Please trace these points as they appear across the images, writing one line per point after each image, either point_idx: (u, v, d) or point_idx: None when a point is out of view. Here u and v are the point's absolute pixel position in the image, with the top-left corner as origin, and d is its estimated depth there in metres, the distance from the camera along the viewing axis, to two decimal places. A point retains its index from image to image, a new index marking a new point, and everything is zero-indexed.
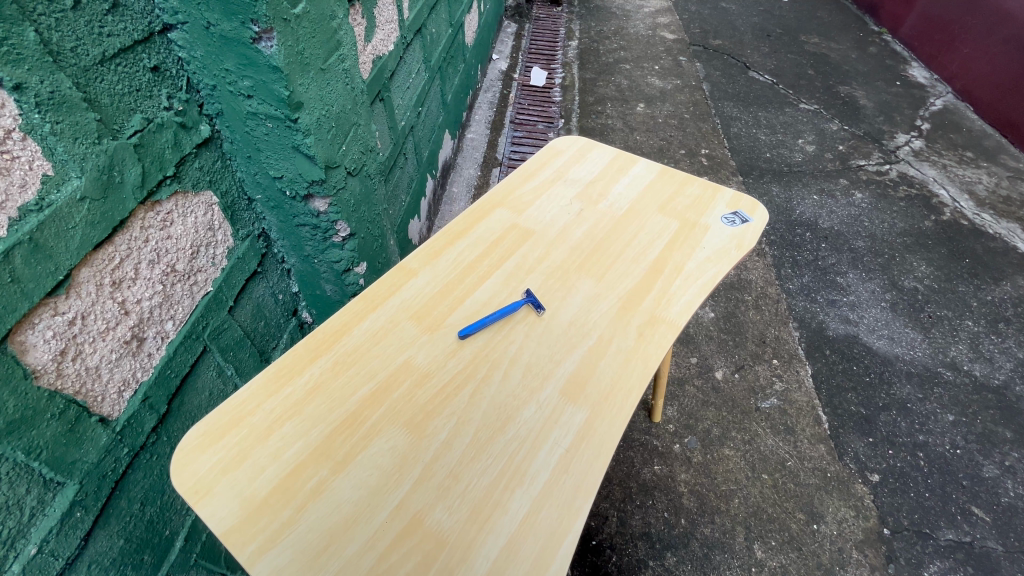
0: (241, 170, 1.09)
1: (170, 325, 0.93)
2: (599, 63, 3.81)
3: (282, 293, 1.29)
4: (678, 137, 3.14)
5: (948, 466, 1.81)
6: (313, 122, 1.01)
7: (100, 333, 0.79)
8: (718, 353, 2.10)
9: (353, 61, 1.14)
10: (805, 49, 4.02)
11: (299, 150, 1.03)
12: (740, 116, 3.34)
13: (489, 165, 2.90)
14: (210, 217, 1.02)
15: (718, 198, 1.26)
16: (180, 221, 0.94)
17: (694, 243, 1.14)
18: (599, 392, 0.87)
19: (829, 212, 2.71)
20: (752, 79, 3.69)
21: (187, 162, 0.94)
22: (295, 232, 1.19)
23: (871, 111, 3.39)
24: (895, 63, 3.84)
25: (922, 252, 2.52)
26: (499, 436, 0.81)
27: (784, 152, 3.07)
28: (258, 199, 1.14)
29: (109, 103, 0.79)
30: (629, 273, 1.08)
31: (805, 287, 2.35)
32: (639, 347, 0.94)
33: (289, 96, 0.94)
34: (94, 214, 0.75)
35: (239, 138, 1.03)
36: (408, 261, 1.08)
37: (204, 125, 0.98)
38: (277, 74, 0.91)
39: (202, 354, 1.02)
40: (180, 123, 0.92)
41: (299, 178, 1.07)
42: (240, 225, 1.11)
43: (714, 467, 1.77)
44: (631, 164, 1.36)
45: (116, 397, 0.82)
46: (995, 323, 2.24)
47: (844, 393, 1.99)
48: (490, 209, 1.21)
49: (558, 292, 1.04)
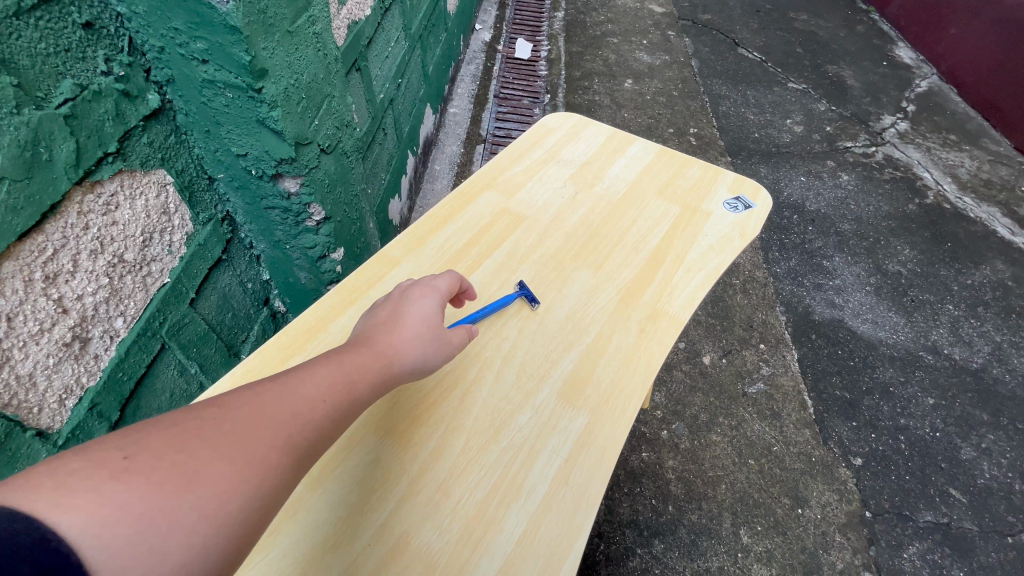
0: (199, 146, 0.96)
1: (120, 322, 0.82)
2: (586, 36, 3.66)
3: (251, 282, 1.19)
4: (667, 115, 3.06)
5: (928, 449, 1.83)
6: (280, 93, 0.90)
7: (32, 335, 0.68)
8: (706, 338, 2.07)
9: (324, 23, 1.02)
10: (794, 26, 3.94)
11: (265, 125, 0.91)
12: (729, 94, 3.27)
13: (472, 141, 2.79)
14: (164, 200, 0.90)
15: (719, 182, 1.19)
16: (127, 205, 0.81)
17: (696, 230, 1.08)
18: (599, 394, 0.81)
19: (816, 195, 2.68)
20: (741, 56, 3.61)
21: (132, 136, 0.81)
22: (263, 216, 1.08)
23: (859, 92, 3.35)
24: (882, 43, 3.79)
25: (906, 236, 2.52)
26: (493, 446, 0.74)
27: (772, 133, 3.03)
28: (220, 179, 1.02)
29: (30, 64, 0.65)
30: (627, 264, 1.01)
31: (792, 271, 2.33)
32: (641, 344, 0.88)
33: (252, 62, 0.82)
34: (15, 197, 0.63)
35: (194, 110, 0.90)
36: (391, 248, 0.99)
37: (152, 93, 0.84)
38: (236, 36, 0.78)
39: (160, 353, 0.91)
40: (122, 91, 0.78)
41: (266, 156, 0.96)
42: (200, 208, 0.99)
43: (702, 454, 1.76)
44: (628, 144, 1.28)
45: (56, 407, 0.72)
46: (975, 307, 2.27)
47: (829, 377, 1.99)
48: (478, 192, 1.12)
49: (553, 284, 0.96)
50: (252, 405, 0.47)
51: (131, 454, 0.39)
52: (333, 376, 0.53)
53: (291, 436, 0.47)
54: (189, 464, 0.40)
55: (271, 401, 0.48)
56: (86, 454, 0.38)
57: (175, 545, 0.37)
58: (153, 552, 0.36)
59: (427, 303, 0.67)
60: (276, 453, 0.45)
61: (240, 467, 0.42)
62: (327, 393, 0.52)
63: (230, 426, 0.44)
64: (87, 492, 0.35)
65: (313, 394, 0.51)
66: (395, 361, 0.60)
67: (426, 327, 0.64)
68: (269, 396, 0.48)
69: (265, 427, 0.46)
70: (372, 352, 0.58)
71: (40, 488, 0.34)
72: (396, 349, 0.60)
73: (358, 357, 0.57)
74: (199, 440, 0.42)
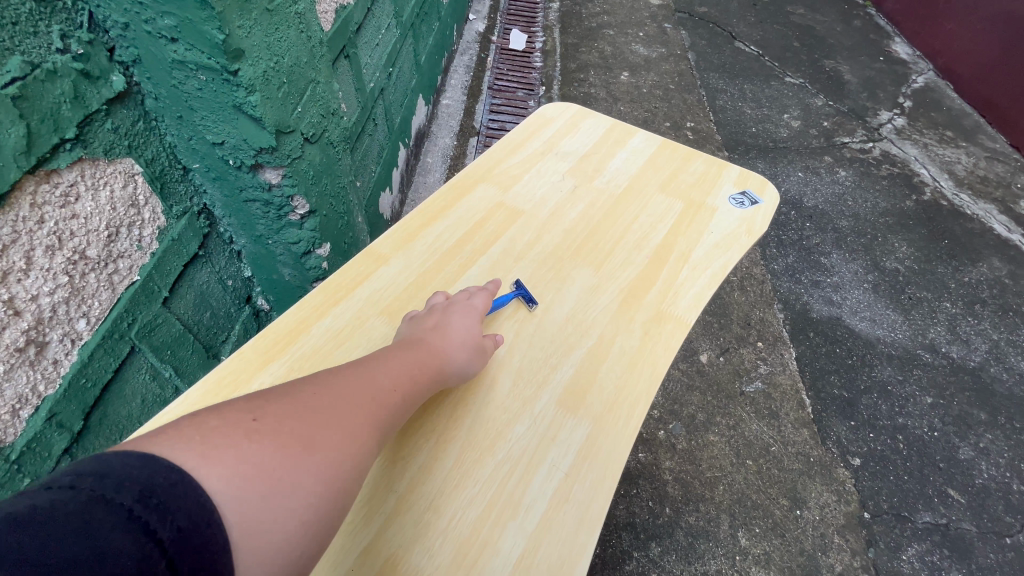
0: (171, 134, 0.90)
1: (82, 324, 0.76)
2: (582, 28, 3.59)
3: (231, 279, 1.12)
4: (663, 109, 3.00)
5: (926, 448, 1.81)
6: (259, 76, 0.83)
7: None
8: (704, 336, 2.03)
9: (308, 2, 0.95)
10: (792, 20, 3.90)
11: (242, 110, 0.84)
12: (726, 88, 3.22)
13: (465, 134, 2.72)
14: (132, 191, 0.83)
15: (724, 176, 1.14)
16: (89, 197, 0.75)
17: (701, 227, 1.03)
18: (601, 403, 0.76)
19: (814, 190, 2.65)
20: (738, 50, 3.56)
21: (93, 121, 0.75)
22: (243, 209, 1.02)
23: (856, 86, 3.32)
24: (879, 38, 3.76)
25: (903, 233, 2.50)
26: (489, 458, 0.69)
27: (769, 127, 2.98)
28: (195, 169, 0.95)
29: None
30: (630, 263, 0.95)
31: (790, 268, 2.30)
32: (646, 348, 0.83)
33: (225, 41, 0.75)
34: None
35: (165, 94, 0.84)
36: (379, 244, 0.93)
37: (116, 74, 0.78)
38: (207, 11, 0.72)
39: (129, 356, 0.85)
40: (81, 70, 0.71)
41: (244, 144, 0.89)
42: (173, 200, 0.92)
43: (699, 454, 1.72)
44: (629, 136, 1.22)
45: (9, 418, 0.65)
46: (972, 305, 2.25)
47: (827, 376, 1.95)
48: (472, 185, 1.06)
49: (552, 283, 0.91)
50: (341, 390, 0.57)
51: (258, 418, 0.50)
52: (398, 371, 0.63)
53: (373, 415, 0.57)
54: (298, 434, 0.50)
55: (354, 389, 0.58)
56: (223, 418, 0.49)
57: (295, 496, 0.47)
58: (276, 502, 0.46)
59: (468, 314, 0.75)
60: (362, 429, 0.55)
61: (338, 440, 0.52)
62: (396, 384, 0.62)
63: (324, 406, 0.54)
64: (227, 450, 0.46)
65: (386, 385, 0.61)
66: (444, 364, 0.69)
67: (470, 338, 0.73)
68: (352, 384, 0.58)
69: (352, 408, 0.56)
70: (425, 351, 0.68)
71: (195, 443, 0.46)
72: (444, 351, 0.69)
73: (416, 355, 0.66)
74: (303, 416, 0.52)
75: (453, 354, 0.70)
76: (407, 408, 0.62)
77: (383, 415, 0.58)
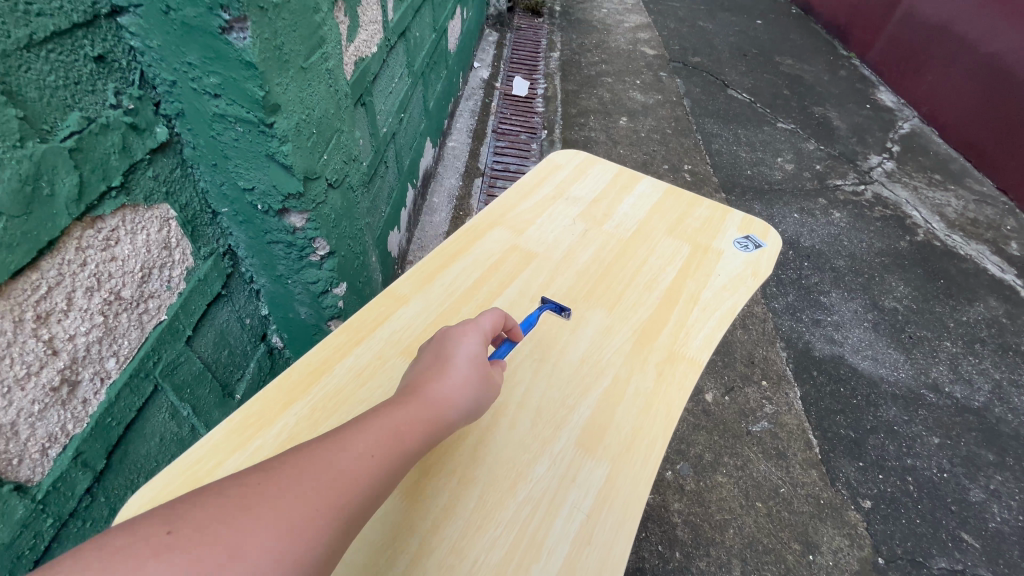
0: (204, 180, 0.94)
1: (112, 363, 0.77)
2: (581, 76, 3.77)
3: (249, 317, 1.15)
4: (661, 152, 3.12)
5: (937, 490, 1.79)
6: (292, 127, 0.87)
7: (18, 380, 0.63)
8: (708, 375, 2.04)
9: (337, 60, 1.01)
10: (781, 69, 4.10)
11: (274, 159, 0.88)
12: (721, 132, 3.36)
13: (470, 175, 2.81)
14: (165, 234, 0.86)
15: (728, 221, 1.19)
16: (127, 239, 0.78)
17: (708, 270, 1.06)
18: (619, 442, 0.77)
19: (810, 231, 2.72)
20: (731, 97, 3.73)
21: (137, 169, 0.79)
22: (266, 250, 1.05)
23: (845, 132, 3.46)
24: (865, 87, 3.95)
25: (900, 272, 2.55)
26: (510, 500, 0.70)
27: (764, 170, 3.09)
28: (224, 213, 1.00)
29: (38, 97, 0.62)
30: (640, 304, 0.98)
31: (791, 306, 2.33)
32: (660, 389, 0.85)
33: (265, 97, 0.79)
34: (11, 233, 0.59)
35: (203, 143, 0.88)
36: (399, 285, 0.96)
37: (160, 126, 0.82)
38: (251, 72, 0.76)
39: (152, 395, 0.86)
40: (130, 123, 0.76)
41: (273, 191, 0.93)
42: (202, 241, 0.96)
43: (708, 496, 1.70)
44: (635, 182, 1.28)
45: (38, 457, 0.66)
46: (972, 344, 2.27)
47: (833, 416, 1.95)
48: (487, 228, 1.10)
49: (566, 325, 0.94)
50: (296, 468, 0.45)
51: (175, 529, 0.39)
52: (376, 433, 0.51)
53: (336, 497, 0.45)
54: (221, 531, 0.40)
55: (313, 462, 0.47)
56: (131, 531, 0.38)
57: None
58: None
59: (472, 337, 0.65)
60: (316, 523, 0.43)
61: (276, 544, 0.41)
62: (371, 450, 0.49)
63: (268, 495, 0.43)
64: None
65: (359, 449, 0.49)
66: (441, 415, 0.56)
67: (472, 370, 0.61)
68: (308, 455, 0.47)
69: (312, 487, 0.44)
70: (420, 405, 0.55)
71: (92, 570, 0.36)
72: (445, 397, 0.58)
73: (415, 408, 0.55)
74: (243, 502, 0.42)
75: (456, 401, 0.58)
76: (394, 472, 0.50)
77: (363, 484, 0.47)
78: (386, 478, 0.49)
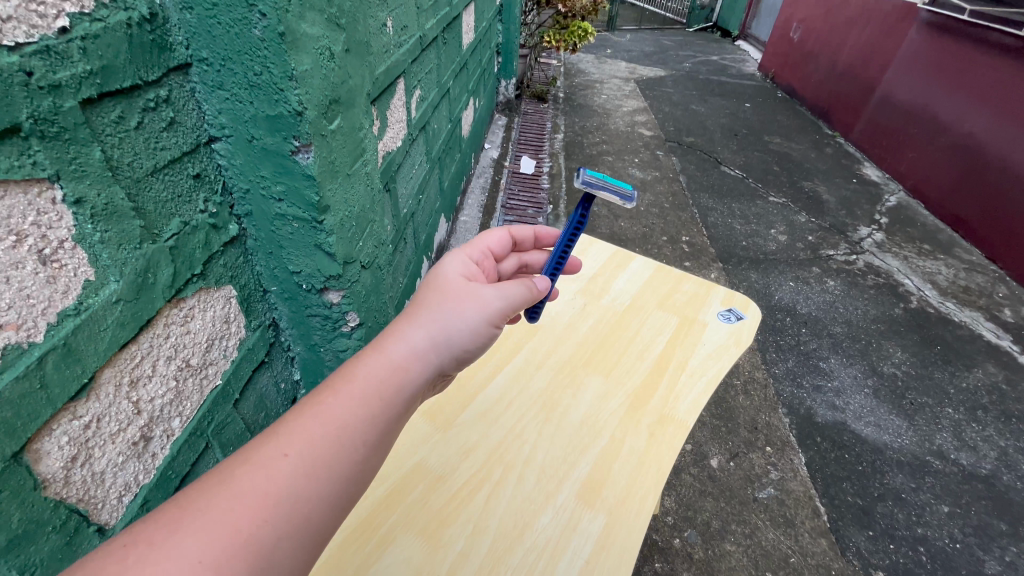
0: (260, 265, 1.12)
1: (177, 422, 0.90)
2: (584, 155, 4.10)
3: (284, 382, 1.28)
4: (660, 225, 3.34)
5: (950, 561, 1.78)
6: (337, 223, 1.05)
7: (111, 436, 0.76)
8: (713, 440, 2.09)
9: (373, 164, 1.22)
10: (769, 148, 4.43)
11: (320, 248, 1.05)
12: (716, 206, 3.59)
13: None
14: (227, 310, 1.02)
15: (713, 295, 1.34)
16: (199, 316, 0.94)
17: (695, 340, 1.19)
18: (615, 495, 0.87)
19: (806, 299, 2.85)
20: (724, 173, 4.01)
21: (213, 259, 0.96)
22: (305, 322, 1.21)
23: (834, 205, 3.69)
24: (850, 163, 4.24)
25: (896, 339, 2.64)
26: (517, 547, 0.79)
27: (758, 241, 3.28)
28: (273, 291, 1.16)
29: (153, 209, 0.81)
30: (633, 370, 1.11)
31: (791, 372, 2.42)
32: (651, 447, 0.95)
33: (319, 201, 0.98)
34: (125, 314, 0.75)
35: (263, 235, 1.06)
36: None
37: (232, 224, 1.01)
38: (311, 182, 0.95)
39: (203, 451, 0.98)
40: (212, 224, 0.94)
41: (317, 273, 1.10)
42: (253, 315, 1.12)
43: (717, 565, 1.71)
44: (629, 261, 1.44)
45: (116, 502, 0.78)
46: (975, 411, 2.32)
47: (839, 483, 1.98)
48: None
49: (568, 390, 1.06)
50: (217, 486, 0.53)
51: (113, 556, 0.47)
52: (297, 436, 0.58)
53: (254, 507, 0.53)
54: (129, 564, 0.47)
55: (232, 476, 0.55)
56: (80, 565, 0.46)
57: None
58: None
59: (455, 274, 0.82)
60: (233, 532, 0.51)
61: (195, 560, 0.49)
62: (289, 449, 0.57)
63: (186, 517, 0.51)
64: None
65: (276, 454, 0.56)
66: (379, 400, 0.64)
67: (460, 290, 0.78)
68: (221, 475, 0.54)
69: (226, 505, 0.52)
70: (349, 390, 0.63)
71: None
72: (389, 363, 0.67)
73: (340, 394, 0.62)
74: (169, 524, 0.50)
75: (402, 352, 0.68)
76: (312, 467, 0.57)
77: (282, 494, 0.55)
78: (306, 476, 0.57)
